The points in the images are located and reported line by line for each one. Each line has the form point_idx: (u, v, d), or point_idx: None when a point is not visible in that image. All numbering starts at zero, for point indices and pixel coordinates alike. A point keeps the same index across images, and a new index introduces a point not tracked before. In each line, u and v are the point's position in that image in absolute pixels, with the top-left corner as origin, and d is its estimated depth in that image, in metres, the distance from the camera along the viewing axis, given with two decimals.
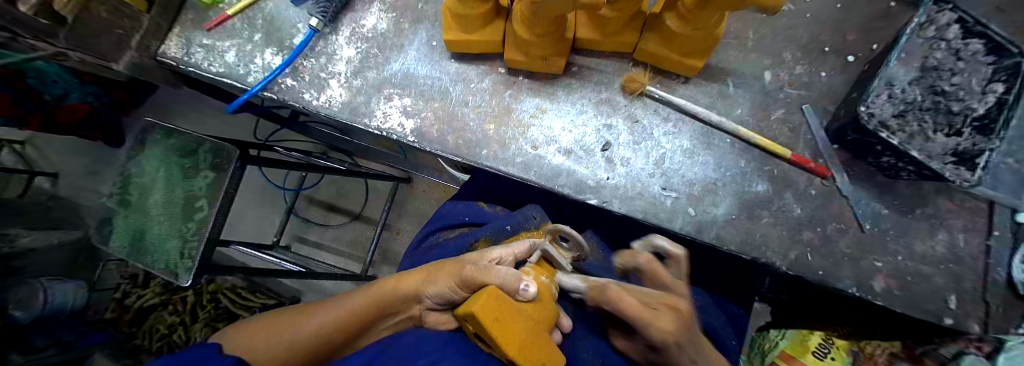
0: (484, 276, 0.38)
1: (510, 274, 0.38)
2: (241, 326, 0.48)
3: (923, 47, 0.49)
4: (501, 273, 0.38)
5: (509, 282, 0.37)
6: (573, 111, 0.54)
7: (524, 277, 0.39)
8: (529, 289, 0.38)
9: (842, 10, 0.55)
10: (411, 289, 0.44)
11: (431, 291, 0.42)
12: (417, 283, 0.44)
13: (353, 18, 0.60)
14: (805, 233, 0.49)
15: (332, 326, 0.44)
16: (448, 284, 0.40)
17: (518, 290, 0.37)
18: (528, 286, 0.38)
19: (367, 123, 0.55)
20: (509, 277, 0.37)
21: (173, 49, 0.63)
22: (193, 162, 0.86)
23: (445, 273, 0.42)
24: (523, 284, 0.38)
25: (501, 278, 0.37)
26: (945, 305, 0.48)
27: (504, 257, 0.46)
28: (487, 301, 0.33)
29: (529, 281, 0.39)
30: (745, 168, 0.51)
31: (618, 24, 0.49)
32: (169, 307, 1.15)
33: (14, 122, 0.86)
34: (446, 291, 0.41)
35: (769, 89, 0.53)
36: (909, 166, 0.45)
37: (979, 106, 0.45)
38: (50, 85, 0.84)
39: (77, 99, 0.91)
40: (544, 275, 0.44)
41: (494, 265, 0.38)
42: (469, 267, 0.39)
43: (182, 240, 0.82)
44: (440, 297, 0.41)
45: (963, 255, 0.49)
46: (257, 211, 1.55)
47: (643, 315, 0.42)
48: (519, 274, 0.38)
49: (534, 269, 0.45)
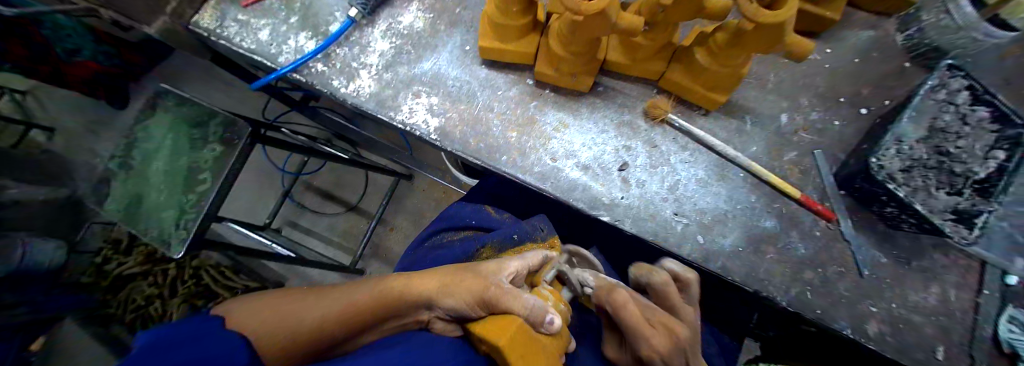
0: (509, 302, 0.36)
1: (537, 305, 0.36)
2: (241, 300, 0.46)
3: (933, 107, 0.51)
4: (529, 303, 0.35)
5: (536, 314, 0.35)
6: (594, 130, 0.56)
7: (549, 308, 0.36)
8: (554, 324, 0.35)
9: (857, 65, 0.58)
10: (424, 296, 0.42)
11: (446, 303, 0.41)
12: (433, 290, 0.42)
13: (390, 14, 0.62)
14: (806, 272, 0.51)
15: (336, 320, 0.42)
16: (466, 300, 0.39)
17: (543, 323, 0.35)
18: (553, 318, 0.36)
19: (392, 116, 0.56)
20: (537, 309, 0.35)
21: (206, 20, 0.63)
22: (202, 134, 0.86)
23: (463, 287, 0.40)
24: (549, 316, 0.36)
25: (529, 308, 0.35)
26: (934, 356, 0.49)
27: (519, 271, 0.44)
28: (513, 337, 0.32)
29: (555, 313, 0.36)
30: (754, 203, 0.53)
31: (649, 52, 0.51)
32: (149, 278, 1.12)
33: (21, 73, 0.87)
34: (463, 308, 0.39)
35: (784, 131, 0.55)
36: (910, 218, 0.47)
37: (980, 169, 0.49)
38: (63, 39, 0.86)
39: (88, 57, 0.93)
40: (563, 304, 0.43)
41: (520, 291, 0.36)
42: (493, 288, 0.38)
43: (179, 211, 0.82)
44: (454, 311, 0.40)
45: (955, 310, 0.51)
46: (254, 191, 1.54)
47: (642, 328, 0.42)
48: (546, 305, 0.36)
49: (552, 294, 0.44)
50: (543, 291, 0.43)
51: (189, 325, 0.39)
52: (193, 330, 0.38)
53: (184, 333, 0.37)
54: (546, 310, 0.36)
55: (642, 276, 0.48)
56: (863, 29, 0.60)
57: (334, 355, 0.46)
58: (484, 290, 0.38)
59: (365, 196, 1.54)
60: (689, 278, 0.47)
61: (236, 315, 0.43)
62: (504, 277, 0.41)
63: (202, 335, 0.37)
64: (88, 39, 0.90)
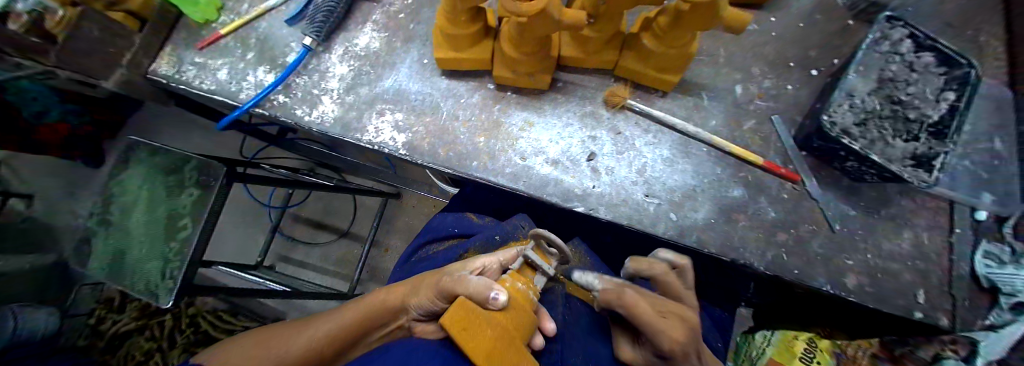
0: (458, 286, 0.37)
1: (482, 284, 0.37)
2: (233, 344, 0.48)
3: (880, 60, 0.54)
4: (472, 281, 0.36)
5: (479, 290, 0.35)
6: (559, 124, 0.57)
7: (495, 285, 0.36)
8: (500, 298, 0.35)
9: (803, 28, 0.60)
10: (400, 303, 0.44)
11: (417, 304, 0.42)
12: (405, 294, 0.44)
13: (346, 37, 0.62)
14: (779, 235, 0.52)
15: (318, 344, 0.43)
16: (429, 296, 0.41)
17: (487, 299, 0.35)
18: (498, 294, 0.35)
19: (359, 138, 0.57)
20: (478, 286, 0.35)
21: (164, 67, 0.64)
22: (178, 180, 0.85)
23: (429, 285, 0.42)
24: (494, 291, 0.35)
25: (472, 287, 0.36)
26: (915, 300, 0.51)
27: (488, 266, 0.46)
28: (456, 310, 0.34)
29: (500, 289, 0.36)
30: (721, 175, 0.54)
31: (600, 43, 0.52)
32: (146, 333, 1.10)
33: None
34: (430, 304, 0.40)
35: (741, 101, 0.57)
36: (872, 169, 0.48)
37: (933, 113, 0.51)
38: (28, 103, 0.84)
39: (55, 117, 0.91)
40: (520, 282, 0.40)
41: (466, 276, 0.38)
42: (446, 277, 0.40)
43: (164, 261, 0.81)
44: (425, 309, 0.41)
45: (928, 253, 0.53)
46: (241, 231, 1.52)
47: (656, 323, 0.41)
48: (491, 282, 0.36)
49: (511, 276, 0.41)
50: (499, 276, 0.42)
51: None
52: None
53: None
54: (491, 288, 0.36)
55: (641, 270, 0.47)
56: None
57: None
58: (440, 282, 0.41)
59: (355, 220, 1.54)
60: (685, 264, 0.46)
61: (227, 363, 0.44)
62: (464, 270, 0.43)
63: None
64: (54, 99, 0.85)
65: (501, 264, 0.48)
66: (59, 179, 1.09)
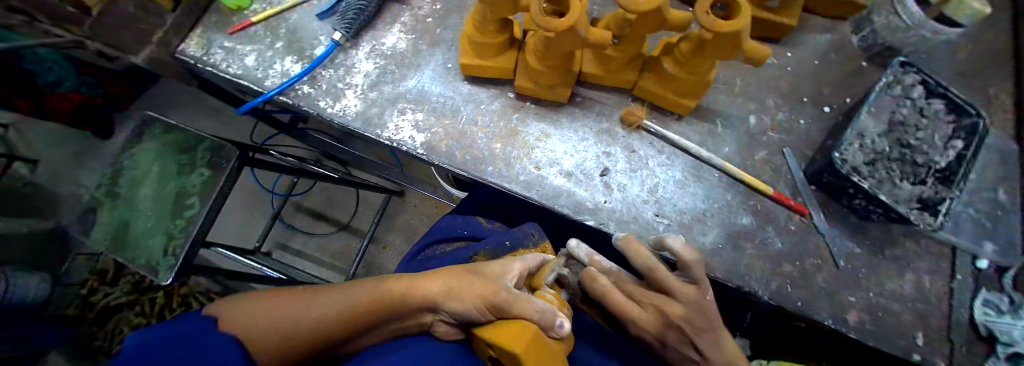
0: (524, 305, 0.37)
1: (546, 309, 0.37)
2: (231, 301, 0.45)
3: (891, 103, 0.56)
4: (540, 306, 0.37)
5: (547, 318, 0.36)
6: (575, 138, 0.58)
7: (558, 313, 0.38)
8: (564, 329, 0.37)
9: (818, 66, 0.62)
10: (427, 299, 0.43)
11: (450, 306, 0.41)
12: (436, 293, 0.43)
13: (374, 35, 0.64)
14: (784, 266, 0.53)
15: (335, 324, 0.42)
16: (474, 305, 0.39)
17: (552, 327, 0.36)
18: (563, 322, 0.37)
19: (379, 134, 0.58)
20: (548, 314, 0.36)
21: (192, 48, 0.65)
22: (190, 159, 0.87)
23: (472, 292, 0.41)
24: (558, 320, 0.37)
25: (540, 311, 0.36)
26: (914, 342, 0.51)
27: (522, 275, 0.45)
28: (526, 346, 0.31)
29: (564, 317, 0.38)
30: (730, 201, 0.55)
31: (621, 63, 0.54)
32: (136, 308, 1.09)
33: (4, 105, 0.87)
34: (470, 312, 0.39)
35: (754, 131, 0.58)
36: (879, 208, 0.49)
37: (940, 159, 0.52)
38: (44, 71, 0.87)
39: (71, 88, 0.93)
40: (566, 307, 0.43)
41: (532, 297, 0.38)
42: (505, 293, 0.38)
43: (168, 237, 0.81)
44: (459, 315, 0.40)
45: (930, 296, 0.53)
46: (243, 215, 1.53)
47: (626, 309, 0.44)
48: (556, 310, 0.38)
49: (556, 298, 0.44)
50: (546, 295, 0.43)
51: (177, 326, 0.38)
52: (180, 333, 0.38)
53: (171, 339, 0.37)
54: (554, 315, 0.37)
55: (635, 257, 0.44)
56: (822, 32, 0.63)
57: (333, 356, 0.47)
58: (493, 295, 0.39)
59: (357, 214, 1.54)
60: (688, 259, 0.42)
61: (227, 318, 0.42)
62: (509, 281, 0.42)
63: (195, 339, 0.37)
64: (69, 69, 0.88)
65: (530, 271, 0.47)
66: None
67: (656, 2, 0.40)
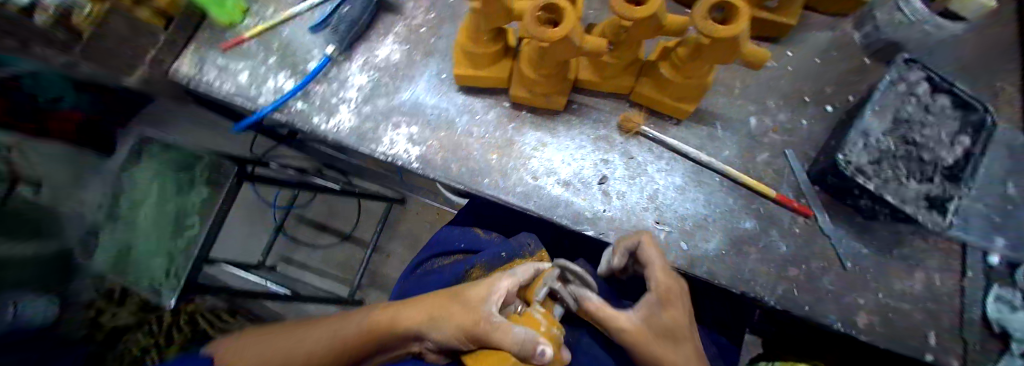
0: (502, 337, 0.37)
1: (527, 338, 0.37)
2: (233, 337, 0.46)
3: (896, 100, 0.54)
4: (519, 337, 0.37)
5: (525, 349, 0.36)
6: (573, 146, 0.57)
7: (540, 339, 0.37)
8: (546, 355, 0.36)
9: (819, 64, 0.61)
10: (411, 330, 0.44)
11: (434, 335, 0.43)
12: (419, 323, 0.44)
13: (367, 48, 0.63)
14: (790, 270, 0.52)
15: (331, 356, 0.43)
16: (458, 335, 0.41)
17: (532, 355, 0.36)
18: (545, 349, 0.36)
19: (373, 148, 0.57)
20: (525, 345, 0.36)
21: (186, 68, 0.65)
22: (189, 177, 0.86)
23: (455, 320, 0.42)
24: (539, 346, 0.36)
25: (518, 343, 0.36)
26: (926, 343, 0.50)
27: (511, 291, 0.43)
28: None
29: (545, 343, 0.37)
30: (733, 206, 0.54)
31: (617, 69, 0.53)
32: (144, 328, 0.85)
33: None
34: (452, 340, 0.42)
35: (754, 133, 0.57)
36: (885, 209, 0.49)
37: (947, 156, 0.51)
38: None
39: None
40: (555, 327, 0.41)
41: (511, 326, 0.38)
42: (484, 325, 0.39)
43: (168, 259, 0.80)
44: (442, 342, 0.43)
45: (940, 295, 0.52)
46: (245, 229, 1.53)
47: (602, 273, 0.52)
48: (536, 337, 0.37)
49: (544, 316, 0.42)
50: (534, 315, 0.42)
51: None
52: None
53: None
54: (536, 342, 0.37)
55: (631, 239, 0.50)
56: (822, 29, 0.62)
57: None
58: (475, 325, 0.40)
59: (359, 224, 1.54)
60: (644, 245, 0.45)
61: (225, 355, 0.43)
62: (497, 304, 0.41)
63: None
64: None
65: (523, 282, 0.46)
66: None
67: (651, 8, 0.40)
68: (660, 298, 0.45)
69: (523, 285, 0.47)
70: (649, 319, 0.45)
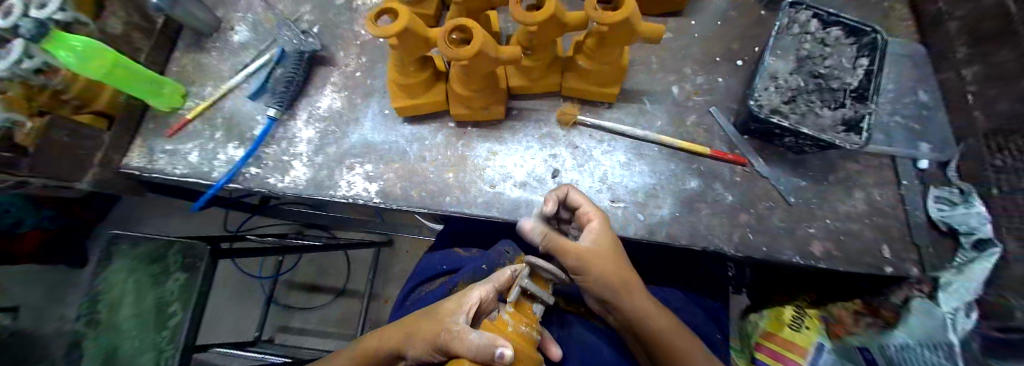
0: (461, 344, 0.40)
1: (483, 344, 0.38)
2: None
3: (795, 42, 0.60)
4: (475, 343, 0.38)
5: (481, 354, 0.38)
6: (520, 148, 0.60)
7: (500, 341, 0.38)
8: (504, 357, 0.37)
9: (722, 25, 0.66)
10: (392, 351, 0.49)
11: (411, 352, 0.47)
12: (399, 342, 0.49)
13: (308, 102, 0.66)
14: (742, 217, 0.55)
15: None
16: (427, 349, 0.45)
17: (492, 357, 0.37)
18: (503, 351, 0.37)
19: (333, 194, 0.59)
20: (481, 348, 0.38)
21: (136, 160, 0.66)
22: (162, 267, 0.85)
23: (424, 336, 0.46)
24: (498, 350, 0.37)
25: (475, 348, 0.38)
26: (881, 256, 0.53)
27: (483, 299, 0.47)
28: None
29: (505, 344, 0.38)
30: (676, 169, 0.57)
31: (541, 70, 0.57)
32: None
33: None
34: (425, 355, 0.45)
35: (680, 100, 0.61)
36: (807, 142, 0.53)
37: (852, 80, 0.56)
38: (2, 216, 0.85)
39: (32, 225, 0.92)
40: (522, 325, 0.43)
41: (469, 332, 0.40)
42: (445, 334, 0.42)
43: (157, 352, 0.81)
44: (420, 358, 0.46)
45: (883, 208, 0.56)
46: (233, 309, 1.48)
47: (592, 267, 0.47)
48: (494, 339, 0.38)
49: (512, 317, 0.44)
50: (503, 318, 0.44)
51: None
52: None
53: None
54: (495, 345, 0.38)
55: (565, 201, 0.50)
56: None
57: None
58: (438, 337, 0.44)
59: (349, 275, 1.52)
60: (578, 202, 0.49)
61: None
62: (463, 314, 0.45)
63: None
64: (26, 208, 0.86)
65: (497, 290, 0.49)
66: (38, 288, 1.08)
67: (549, 10, 0.44)
68: (602, 226, 0.49)
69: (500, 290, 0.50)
70: (599, 243, 0.47)
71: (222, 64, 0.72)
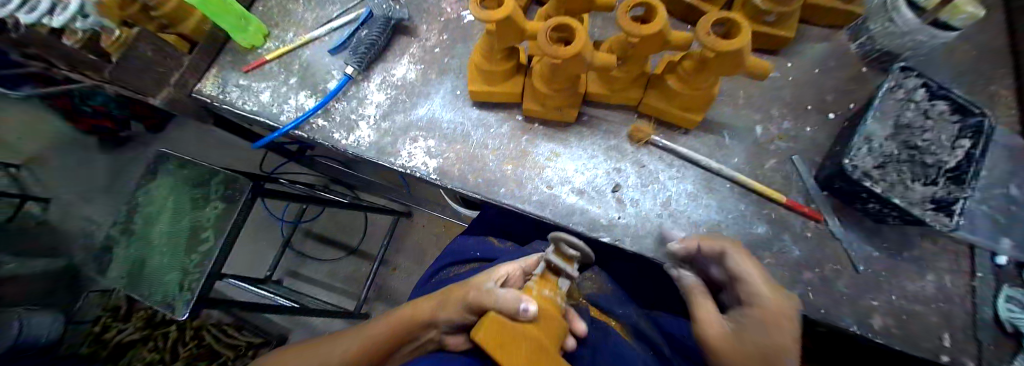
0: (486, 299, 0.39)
1: (509, 298, 0.37)
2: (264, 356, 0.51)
3: (894, 107, 0.55)
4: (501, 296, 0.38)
5: (508, 306, 0.36)
6: (585, 156, 0.59)
7: (524, 297, 0.37)
8: (529, 310, 0.36)
9: (818, 74, 0.63)
10: (427, 317, 0.49)
11: (444, 317, 0.48)
12: (433, 309, 0.49)
13: (384, 68, 0.66)
14: (804, 274, 0.53)
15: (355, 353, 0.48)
16: (460, 310, 0.46)
17: (517, 311, 0.36)
18: (527, 306, 0.36)
19: (393, 161, 0.59)
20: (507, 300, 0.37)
21: (209, 88, 0.68)
22: (204, 192, 0.87)
23: (456, 300, 0.47)
24: (522, 305, 0.36)
25: (501, 301, 0.37)
26: (941, 343, 0.50)
27: (510, 273, 0.50)
28: (488, 330, 0.34)
29: (530, 301, 0.37)
30: (744, 211, 0.56)
31: (625, 82, 0.55)
32: (149, 344, 1.19)
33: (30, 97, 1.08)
34: (458, 318, 0.46)
35: (760, 141, 0.59)
36: (893, 212, 0.49)
37: (950, 159, 0.51)
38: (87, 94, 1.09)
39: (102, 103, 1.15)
40: (547, 290, 0.42)
41: (496, 289, 0.40)
42: (476, 291, 0.44)
43: (184, 272, 0.83)
44: (453, 322, 0.47)
45: (951, 295, 0.52)
46: (251, 246, 1.54)
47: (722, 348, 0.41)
48: (518, 296, 0.38)
49: (537, 283, 0.43)
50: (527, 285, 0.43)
51: None
52: None
53: None
54: (520, 301, 0.37)
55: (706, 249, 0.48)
56: (818, 41, 0.65)
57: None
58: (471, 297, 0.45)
59: (366, 237, 1.55)
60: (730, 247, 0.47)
61: None
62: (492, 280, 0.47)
63: None
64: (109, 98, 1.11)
65: (523, 270, 0.51)
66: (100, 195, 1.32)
67: (656, 26, 0.42)
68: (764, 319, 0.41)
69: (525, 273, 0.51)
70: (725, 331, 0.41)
71: (307, 14, 0.73)
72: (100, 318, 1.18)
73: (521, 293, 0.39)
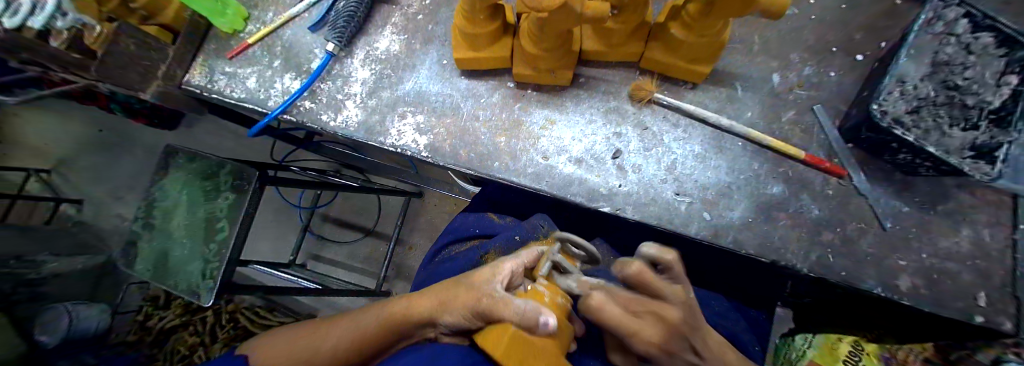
0: (502, 310, 0.39)
1: (528, 310, 0.38)
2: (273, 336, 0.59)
3: (932, 42, 0.48)
4: (519, 307, 0.38)
5: (527, 320, 0.37)
6: (582, 121, 0.55)
7: (543, 310, 0.38)
8: (549, 324, 0.37)
9: (846, 11, 0.56)
10: (425, 316, 0.48)
11: (445, 320, 0.47)
12: (432, 311, 0.48)
13: (366, 41, 0.63)
14: (823, 235, 0.49)
15: (350, 343, 0.52)
16: (464, 316, 0.44)
17: (537, 326, 0.37)
18: (548, 320, 0.37)
19: (383, 141, 0.57)
20: (526, 314, 0.37)
21: (196, 79, 0.67)
22: (213, 184, 0.88)
23: (459, 304, 0.45)
24: (543, 318, 0.37)
25: (519, 314, 0.38)
26: (975, 302, 0.46)
27: (514, 271, 0.46)
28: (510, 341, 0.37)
29: (549, 313, 0.38)
30: (758, 171, 0.51)
31: (623, 36, 0.50)
32: (189, 328, 1.26)
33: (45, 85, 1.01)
34: (463, 323, 0.45)
35: (777, 92, 0.54)
36: (927, 162, 0.44)
37: (993, 99, 0.44)
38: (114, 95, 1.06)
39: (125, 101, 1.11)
40: (560, 297, 0.44)
41: (512, 298, 0.40)
42: (486, 300, 0.41)
43: (204, 261, 0.85)
44: (454, 325, 0.46)
45: (989, 251, 0.47)
46: (273, 231, 1.59)
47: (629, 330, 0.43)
48: (538, 308, 0.38)
49: (548, 288, 0.45)
50: (539, 289, 0.45)
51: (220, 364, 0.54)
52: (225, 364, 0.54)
53: None
54: (539, 313, 0.38)
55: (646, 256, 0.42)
56: None
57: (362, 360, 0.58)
58: (477, 304, 0.42)
59: (380, 218, 1.57)
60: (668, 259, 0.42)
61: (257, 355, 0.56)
62: (496, 281, 0.44)
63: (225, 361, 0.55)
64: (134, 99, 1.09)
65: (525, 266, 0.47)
66: (129, 195, 1.41)
67: None
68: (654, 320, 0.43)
69: (530, 266, 0.49)
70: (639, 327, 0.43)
71: None
72: (141, 307, 1.28)
73: (538, 302, 0.39)
